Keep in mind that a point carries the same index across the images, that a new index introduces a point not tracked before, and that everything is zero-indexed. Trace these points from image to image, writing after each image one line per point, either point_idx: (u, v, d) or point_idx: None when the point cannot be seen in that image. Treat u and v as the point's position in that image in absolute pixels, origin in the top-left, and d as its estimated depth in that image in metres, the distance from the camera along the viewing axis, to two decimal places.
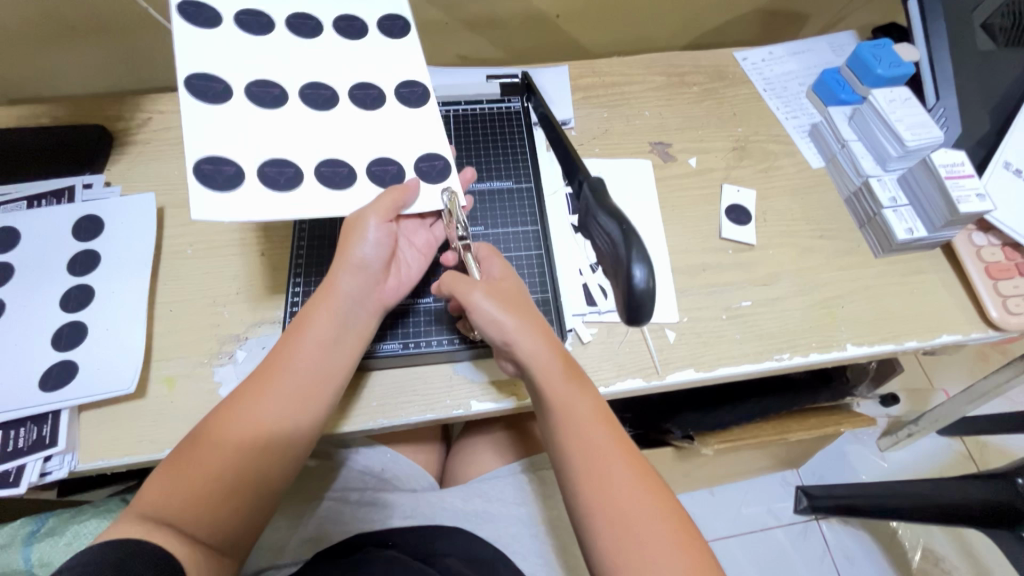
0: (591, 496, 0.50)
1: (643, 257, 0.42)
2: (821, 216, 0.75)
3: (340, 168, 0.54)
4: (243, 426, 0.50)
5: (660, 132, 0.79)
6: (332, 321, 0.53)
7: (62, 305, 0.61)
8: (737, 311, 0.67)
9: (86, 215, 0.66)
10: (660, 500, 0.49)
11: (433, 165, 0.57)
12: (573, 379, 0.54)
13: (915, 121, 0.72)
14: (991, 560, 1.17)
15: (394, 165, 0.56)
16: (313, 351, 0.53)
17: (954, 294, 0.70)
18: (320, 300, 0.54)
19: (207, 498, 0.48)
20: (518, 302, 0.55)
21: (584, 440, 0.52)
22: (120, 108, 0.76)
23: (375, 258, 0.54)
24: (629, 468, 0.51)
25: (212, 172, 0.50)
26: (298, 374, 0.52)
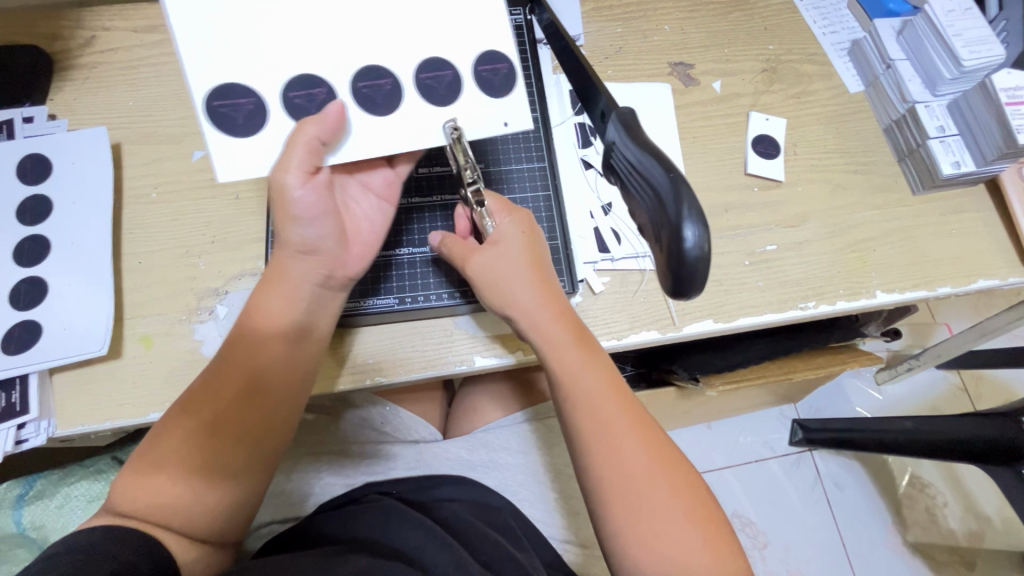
0: (603, 473, 0.48)
1: (696, 214, 0.35)
2: (856, 148, 0.68)
3: (383, 82, 0.48)
4: (200, 418, 0.47)
5: (681, 50, 0.70)
6: (293, 305, 0.49)
7: (16, 259, 0.55)
8: (761, 256, 0.62)
9: (29, 154, 0.58)
10: (673, 475, 0.48)
11: (495, 69, 0.49)
12: (581, 348, 0.51)
13: (975, 36, 0.64)
14: (976, 486, 1.22)
15: (388, 79, 0.48)
16: (271, 334, 0.50)
17: (995, 234, 0.65)
18: (277, 283, 0.49)
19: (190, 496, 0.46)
20: (538, 270, 0.52)
21: (593, 410, 0.49)
22: (57, 24, 0.65)
23: (313, 230, 0.48)
24: (642, 442, 0.49)
25: (229, 109, 0.46)
26: (259, 361, 0.49)
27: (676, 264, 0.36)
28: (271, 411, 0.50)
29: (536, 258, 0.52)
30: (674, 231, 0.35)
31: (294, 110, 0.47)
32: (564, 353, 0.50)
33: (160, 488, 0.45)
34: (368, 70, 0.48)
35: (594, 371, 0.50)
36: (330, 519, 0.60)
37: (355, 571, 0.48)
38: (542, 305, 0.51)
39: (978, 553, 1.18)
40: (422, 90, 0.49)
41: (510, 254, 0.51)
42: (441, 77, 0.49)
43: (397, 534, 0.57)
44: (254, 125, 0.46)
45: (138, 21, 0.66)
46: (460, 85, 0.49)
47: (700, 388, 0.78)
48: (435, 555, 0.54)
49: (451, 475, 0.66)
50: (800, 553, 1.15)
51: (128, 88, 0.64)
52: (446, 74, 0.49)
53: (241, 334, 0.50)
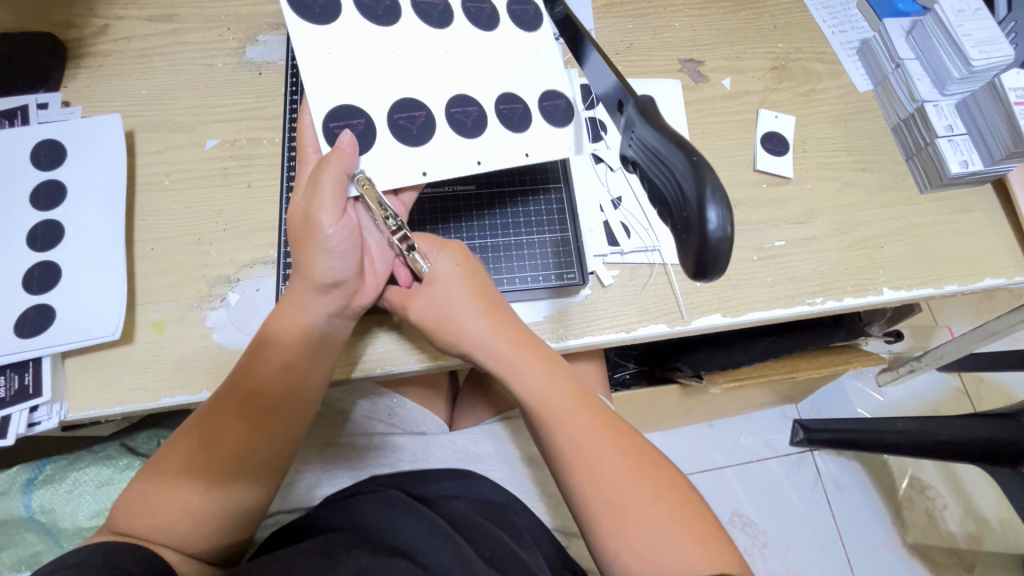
0: (585, 488, 0.48)
1: (719, 196, 0.35)
2: (864, 147, 0.68)
3: (470, 109, 0.50)
4: (195, 443, 0.49)
5: (692, 47, 0.70)
6: (299, 335, 0.50)
7: (30, 243, 0.56)
8: (768, 252, 0.62)
9: (44, 140, 0.58)
10: (654, 479, 0.49)
11: (556, 105, 0.52)
12: (545, 368, 0.51)
13: (984, 37, 0.65)
14: (975, 488, 1.23)
15: (476, 107, 0.50)
16: (273, 364, 0.50)
17: (1001, 233, 0.66)
18: (288, 314, 0.50)
19: (195, 516, 0.47)
20: (485, 294, 0.52)
21: (563, 428, 0.50)
22: (71, 13, 0.66)
23: (342, 264, 0.48)
24: (621, 451, 0.49)
25: (341, 130, 0.48)
26: (262, 389, 0.49)
27: (700, 247, 0.36)
28: (271, 434, 0.50)
29: (478, 284, 0.52)
30: (698, 214, 0.35)
31: (399, 131, 0.49)
32: (521, 374, 0.51)
33: (165, 506, 0.47)
34: (462, 100, 0.50)
35: (562, 389, 0.51)
36: (332, 513, 0.60)
37: (356, 570, 0.47)
38: (495, 330, 0.51)
39: (977, 555, 1.18)
40: (500, 120, 0.51)
41: (451, 289, 0.51)
42: (519, 109, 0.51)
43: (397, 529, 0.56)
44: (366, 146, 0.48)
45: (152, 10, 0.67)
46: (530, 117, 0.51)
47: (703, 385, 0.79)
48: (437, 552, 0.53)
49: (457, 468, 0.66)
50: (800, 554, 1.15)
51: (142, 77, 0.64)
52: (522, 110, 0.51)
53: (245, 365, 0.50)
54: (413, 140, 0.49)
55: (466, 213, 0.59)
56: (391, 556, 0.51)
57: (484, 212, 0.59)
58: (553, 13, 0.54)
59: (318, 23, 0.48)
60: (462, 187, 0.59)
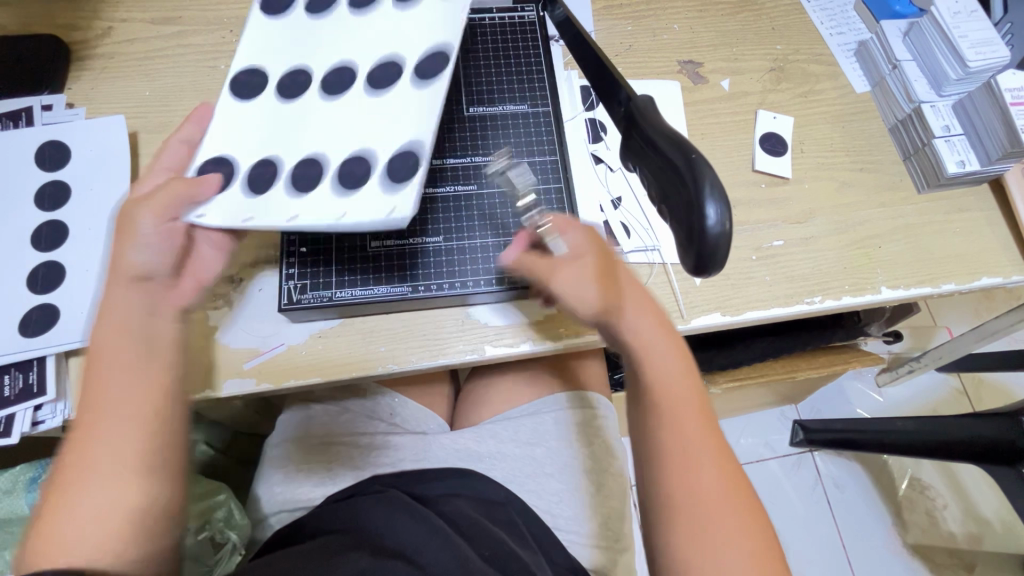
0: (673, 490, 0.46)
1: (717, 193, 0.36)
2: (861, 147, 0.69)
3: (407, 161, 0.45)
4: (76, 458, 0.42)
5: (690, 49, 0.71)
6: (128, 335, 0.44)
7: (34, 244, 0.56)
8: (767, 251, 0.63)
9: (48, 141, 0.59)
10: (750, 517, 0.46)
11: (406, 162, 0.45)
12: (677, 353, 0.50)
13: (980, 39, 0.66)
14: (975, 488, 1.23)
15: (413, 159, 0.45)
16: (120, 364, 0.44)
17: (998, 232, 0.66)
18: (106, 320, 0.44)
19: (109, 526, 0.41)
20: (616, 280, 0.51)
21: (672, 421, 0.48)
22: (75, 16, 0.66)
23: (151, 258, 0.44)
24: (712, 451, 0.47)
25: (303, 174, 0.46)
26: (115, 387, 0.43)
27: (698, 242, 0.36)
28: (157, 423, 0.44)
29: (617, 274, 0.50)
30: (697, 210, 0.36)
31: (297, 182, 0.45)
32: (662, 366, 0.50)
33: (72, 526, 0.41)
34: (361, 149, 0.46)
35: (669, 375, 0.49)
36: (332, 513, 0.60)
37: (355, 571, 0.49)
38: (664, 333, 0.51)
39: (978, 555, 1.18)
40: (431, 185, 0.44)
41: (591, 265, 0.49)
42: (411, 160, 0.45)
43: (396, 528, 0.56)
44: (302, 188, 0.45)
45: (156, 13, 0.67)
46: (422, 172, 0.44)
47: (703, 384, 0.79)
48: (436, 552, 0.53)
49: (458, 468, 0.66)
50: (800, 554, 1.15)
51: (145, 79, 0.65)
52: (415, 160, 0.45)
53: (91, 377, 0.44)
54: (305, 186, 0.45)
55: (467, 212, 0.59)
56: (391, 559, 0.52)
57: (479, 212, 0.59)
58: (554, 16, 0.54)
59: (287, 99, 0.49)
60: (464, 187, 0.60)
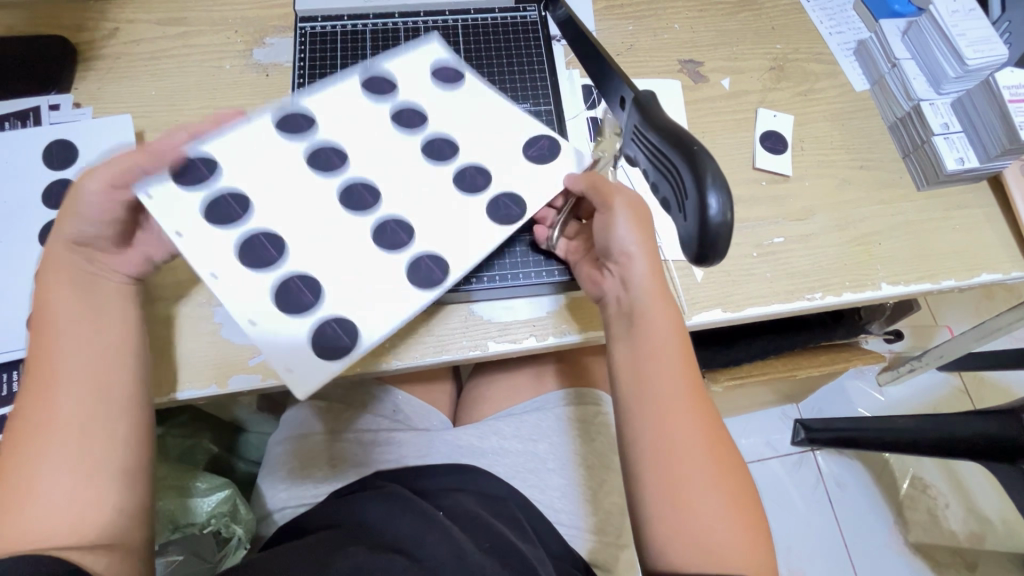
0: (650, 436, 0.48)
1: (719, 182, 0.36)
2: (861, 145, 0.69)
3: (398, 241, 0.49)
4: (39, 426, 0.42)
5: (691, 48, 0.71)
6: (83, 304, 0.46)
7: (42, 241, 0.57)
8: (768, 248, 0.63)
9: (56, 140, 0.59)
10: (722, 463, 0.47)
11: (397, 239, 0.49)
12: (673, 317, 0.51)
13: (979, 37, 0.66)
14: (976, 486, 1.23)
15: (403, 240, 0.49)
16: (87, 333, 0.45)
17: (997, 228, 0.67)
18: (71, 288, 0.46)
19: (81, 483, 0.42)
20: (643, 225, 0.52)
21: (653, 369, 0.49)
22: (83, 17, 0.67)
23: (93, 230, 0.47)
24: (700, 417, 0.48)
25: (260, 245, 0.47)
26: (80, 356, 0.44)
27: (701, 233, 0.37)
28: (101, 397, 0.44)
29: (642, 224, 0.52)
30: (699, 201, 0.36)
31: (248, 253, 0.47)
32: (652, 317, 0.50)
33: (33, 492, 0.41)
34: (310, 275, 0.47)
35: (672, 335, 0.50)
36: (334, 510, 0.60)
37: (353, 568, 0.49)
38: (654, 278, 0.51)
39: (979, 553, 1.18)
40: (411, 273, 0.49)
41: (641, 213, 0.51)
42: (432, 280, 0.49)
43: (395, 522, 0.57)
44: (245, 254, 0.47)
45: (162, 14, 0.68)
46: (397, 251, 0.49)
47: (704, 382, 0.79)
48: (432, 546, 0.53)
49: (462, 464, 0.66)
50: (801, 552, 1.15)
51: (152, 79, 0.65)
52: (439, 279, 0.49)
53: (43, 338, 0.44)
54: (254, 265, 0.47)
55: None
56: (387, 552, 0.52)
57: None
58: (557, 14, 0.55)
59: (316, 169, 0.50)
60: None
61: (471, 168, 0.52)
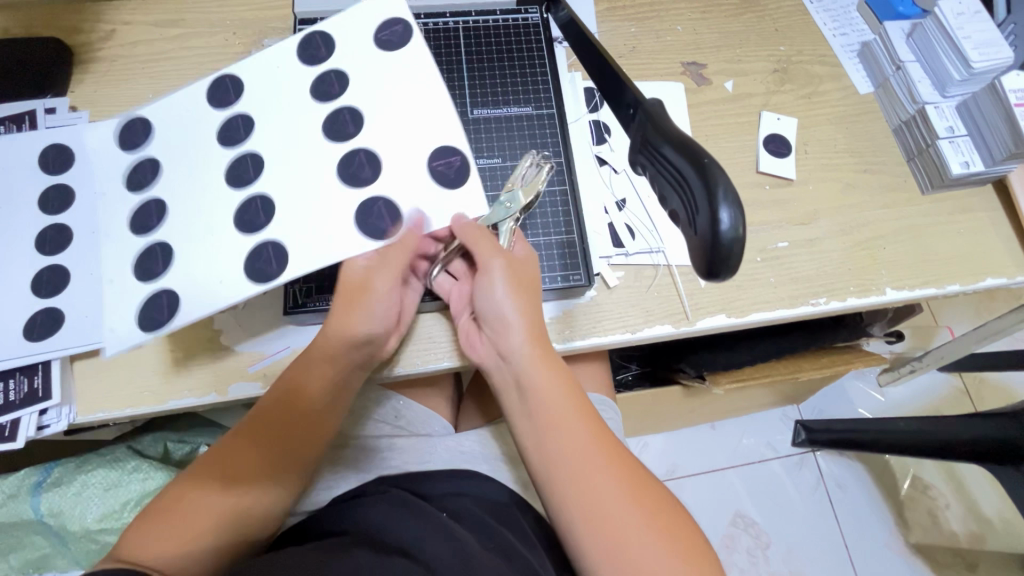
0: (573, 504, 0.46)
1: (731, 196, 0.35)
2: (864, 148, 0.69)
3: (262, 252, 0.48)
4: (235, 449, 0.51)
5: (694, 50, 0.71)
6: (370, 317, 0.51)
7: (38, 247, 0.55)
8: (772, 252, 0.63)
9: (51, 144, 0.58)
10: (652, 505, 0.46)
11: (262, 252, 0.48)
12: (568, 380, 0.50)
13: (984, 40, 0.66)
14: (977, 487, 1.23)
15: (267, 245, 0.48)
16: (321, 370, 0.52)
17: (1002, 232, 0.66)
18: (347, 309, 0.51)
19: (220, 516, 0.49)
20: (523, 282, 0.52)
21: (564, 433, 0.48)
22: (80, 19, 0.66)
23: (381, 328, 0.52)
24: (618, 477, 0.47)
25: (149, 255, 0.50)
26: (298, 392, 0.52)
27: (712, 247, 0.36)
28: (301, 432, 0.53)
29: (522, 275, 0.52)
30: (710, 214, 0.35)
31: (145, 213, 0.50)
32: (541, 379, 0.49)
33: (197, 507, 0.48)
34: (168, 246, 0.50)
35: (569, 400, 0.49)
36: (334, 517, 0.59)
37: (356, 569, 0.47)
38: (528, 334, 0.50)
39: (980, 554, 1.18)
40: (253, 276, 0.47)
41: (515, 272, 0.51)
42: (263, 273, 0.47)
43: (398, 526, 0.55)
44: (150, 257, 0.50)
45: (159, 16, 0.67)
46: (252, 254, 0.48)
47: (706, 386, 0.80)
48: (437, 546, 0.52)
49: (465, 468, 0.65)
50: (802, 554, 1.15)
51: (150, 81, 0.64)
52: (269, 275, 0.47)
53: (306, 359, 0.52)
54: (142, 275, 0.49)
55: None
56: (391, 555, 0.50)
57: None
58: (558, 16, 0.55)
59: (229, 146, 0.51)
60: None
61: (365, 153, 0.49)
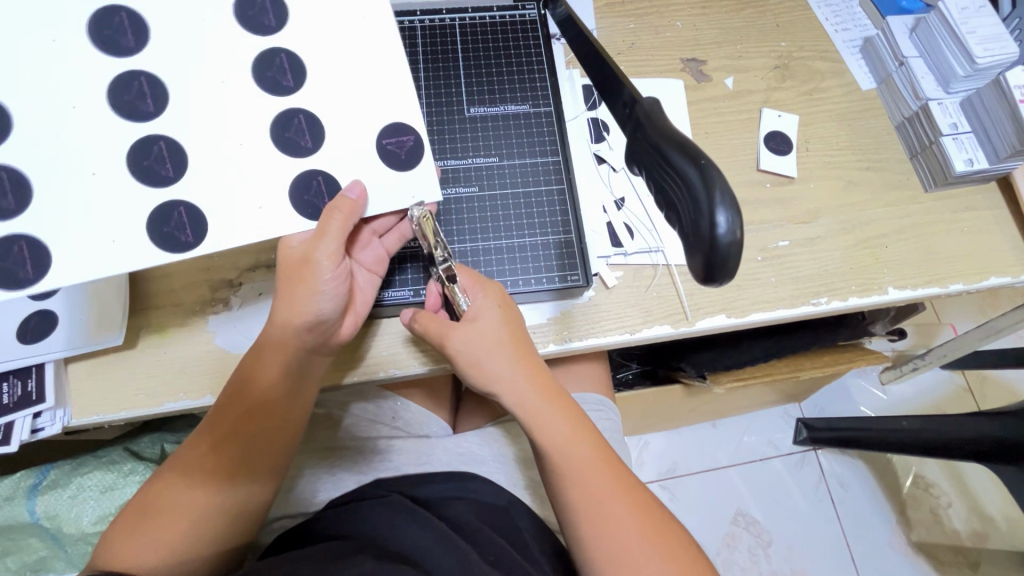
0: (595, 547, 0.48)
1: (728, 199, 0.35)
2: (867, 145, 0.68)
3: (174, 216, 0.45)
4: (202, 444, 0.51)
5: (694, 46, 0.70)
6: (315, 303, 0.48)
7: None
8: (773, 252, 0.62)
9: None
10: (667, 542, 0.48)
11: (175, 219, 0.45)
12: (565, 418, 0.51)
13: (989, 35, 0.65)
14: (979, 486, 1.23)
15: (178, 210, 0.45)
16: (275, 359, 0.50)
17: (1006, 230, 0.65)
18: (298, 291, 0.48)
19: (189, 517, 0.49)
20: (510, 335, 0.52)
21: (580, 479, 0.49)
22: None
23: (331, 306, 0.49)
24: (629, 502, 0.49)
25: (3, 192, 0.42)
26: (253, 384, 0.50)
27: (709, 251, 0.35)
28: (262, 427, 0.51)
29: (513, 328, 0.52)
30: (707, 218, 0.35)
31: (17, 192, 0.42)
32: (548, 425, 0.51)
33: (170, 507, 0.49)
34: (42, 244, 0.43)
35: (583, 446, 0.51)
36: (333, 521, 0.59)
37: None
38: (527, 378, 0.51)
39: (982, 553, 1.18)
40: (158, 241, 0.45)
41: (486, 321, 0.51)
42: (178, 241, 0.45)
43: (399, 535, 0.54)
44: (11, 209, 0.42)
45: None
46: (163, 220, 0.45)
47: (707, 384, 0.79)
48: (439, 556, 0.51)
49: (462, 472, 0.65)
50: (804, 553, 1.15)
51: None
52: (182, 244, 0.45)
53: (262, 345, 0.50)
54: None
55: (469, 215, 0.59)
56: (394, 560, 0.49)
57: (482, 215, 0.59)
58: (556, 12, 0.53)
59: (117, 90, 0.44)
60: (464, 188, 0.59)
61: (305, 117, 0.48)
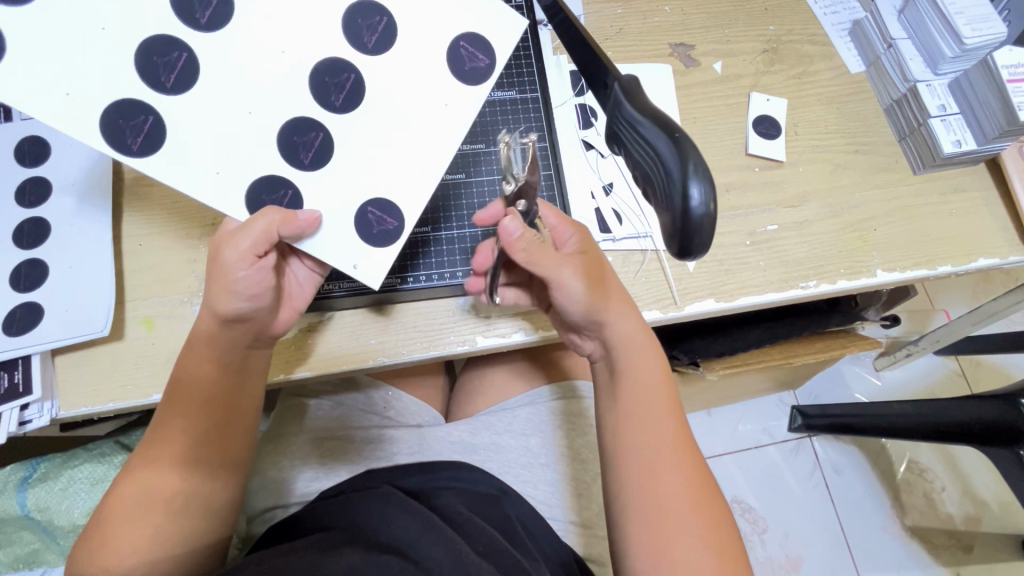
0: (643, 482, 0.48)
1: (702, 174, 0.35)
2: (855, 128, 0.68)
3: (139, 123, 0.42)
4: (162, 442, 0.49)
5: (682, 31, 0.69)
6: (237, 304, 0.46)
7: (16, 241, 0.55)
8: (762, 236, 0.62)
9: (28, 136, 0.56)
10: (706, 503, 0.48)
11: (136, 126, 0.42)
12: (659, 364, 0.53)
13: (976, 17, 0.65)
14: (972, 469, 1.23)
15: (147, 118, 0.42)
16: (200, 350, 0.49)
17: (995, 213, 0.65)
18: (217, 289, 0.46)
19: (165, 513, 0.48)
20: (603, 279, 0.52)
21: (649, 417, 0.50)
22: None
23: (249, 306, 0.47)
24: (684, 461, 0.49)
25: None
26: (195, 382, 0.49)
27: (683, 224, 0.35)
28: (222, 419, 0.50)
29: (605, 273, 0.52)
30: (681, 191, 0.35)
31: (111, 129, 0.41)
32: (642, 364, 0.52)
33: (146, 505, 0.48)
34: None
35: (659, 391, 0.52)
36: (324, 513, 0.58)
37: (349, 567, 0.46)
38: (622, 317, 0.52)
39: (976, 536, 1.19)
40: (108, 135, 0.41)
41: (581, 266, 0.50)
42: (122, 140, 0.41)
43: (390, 525, 0.54)
44: None
45: None
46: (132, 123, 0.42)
47: (700, 373, 0.77)
48: (430, 547, 0.51)
49: (455, 461, 0.65)
50: (799, 538, 1.16)
51: None
52: (128, 146, 0.42)
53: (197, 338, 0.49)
54: None
55: (456, 203, 0.59)
56: (382, 551, 0.49)
57: (468, 203, 0.59)
58: None
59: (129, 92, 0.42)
60: (451, 177, 0.60)
61: (324, 137, 0.45)
